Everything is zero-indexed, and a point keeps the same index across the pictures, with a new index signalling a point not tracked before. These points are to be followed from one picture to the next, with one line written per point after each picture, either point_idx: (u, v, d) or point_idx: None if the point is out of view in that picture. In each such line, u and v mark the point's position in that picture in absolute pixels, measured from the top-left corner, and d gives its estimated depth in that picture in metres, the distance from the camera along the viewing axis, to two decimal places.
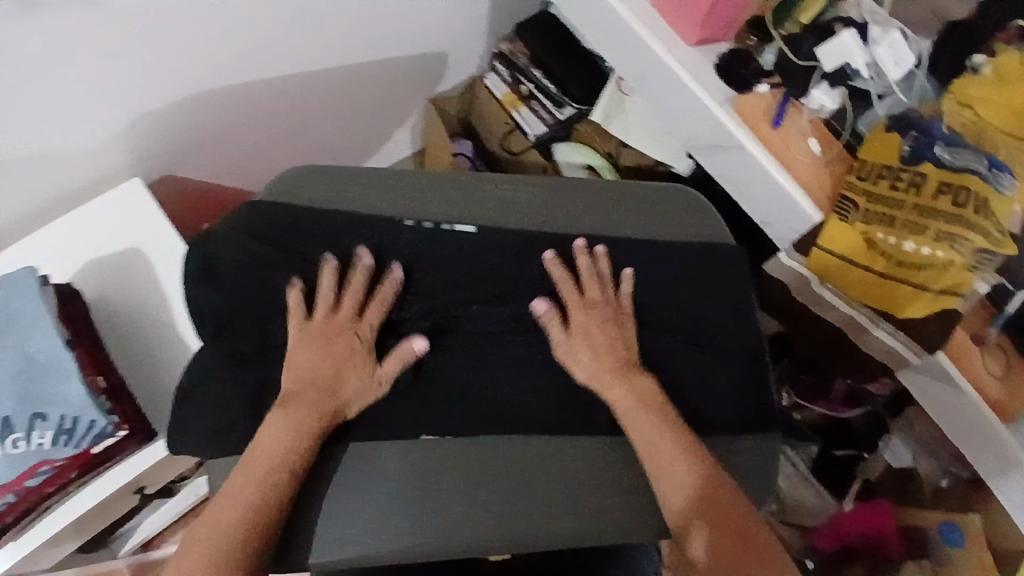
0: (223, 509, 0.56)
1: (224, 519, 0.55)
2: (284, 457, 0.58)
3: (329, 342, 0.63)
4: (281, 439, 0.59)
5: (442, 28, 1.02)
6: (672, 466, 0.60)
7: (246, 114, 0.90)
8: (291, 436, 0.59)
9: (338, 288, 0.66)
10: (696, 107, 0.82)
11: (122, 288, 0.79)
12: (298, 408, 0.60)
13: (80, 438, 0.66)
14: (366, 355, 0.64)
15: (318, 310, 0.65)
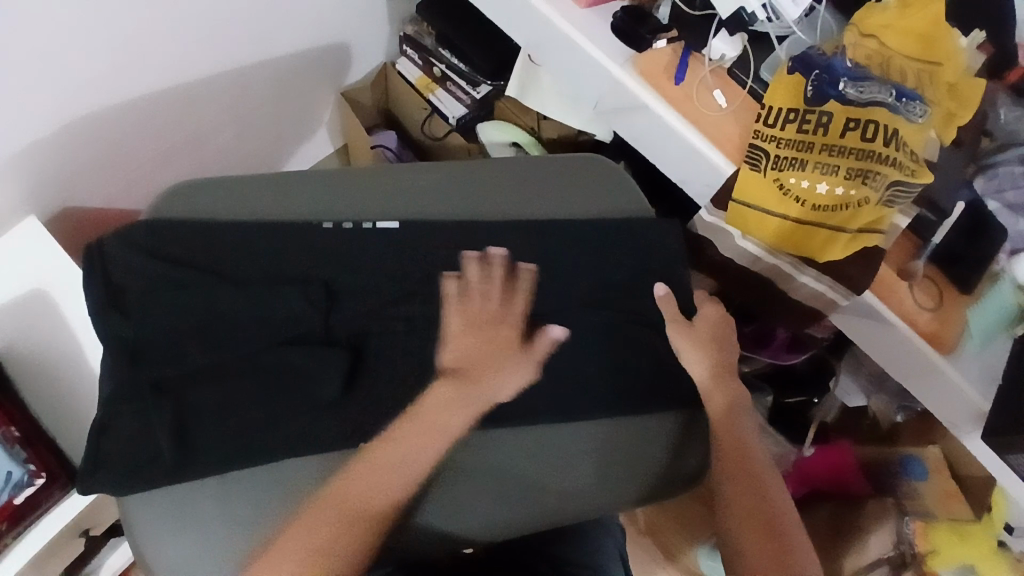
0: (372, 475, 0.58)
1: (376, 483, 0.57)
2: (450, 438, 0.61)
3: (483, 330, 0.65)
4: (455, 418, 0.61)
5: (335, 18, 0.98)
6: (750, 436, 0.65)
7: (140, 134, 0.86)
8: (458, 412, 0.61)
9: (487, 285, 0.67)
10: (596, 72, 0.79)
11: (29, 331, 0.76)
12: (464, 387, 0.62)
13: (0, 490, 0.66)
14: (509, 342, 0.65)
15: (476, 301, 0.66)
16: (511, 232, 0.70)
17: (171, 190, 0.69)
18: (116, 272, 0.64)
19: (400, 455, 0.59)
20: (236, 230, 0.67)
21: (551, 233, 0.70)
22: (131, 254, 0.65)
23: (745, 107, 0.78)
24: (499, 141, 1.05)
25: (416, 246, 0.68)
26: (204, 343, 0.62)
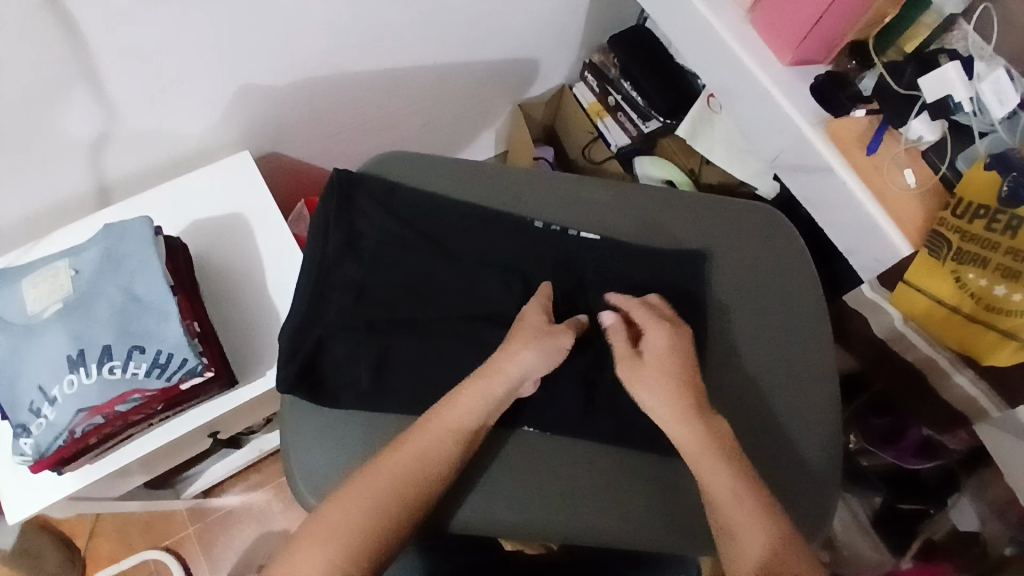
0: (421, 447, 0.61)
1: (402, 461, 0.61)
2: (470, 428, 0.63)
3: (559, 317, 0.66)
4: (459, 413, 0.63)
5: (532, 37, 1.05)
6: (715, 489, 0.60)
7: (346, 100, 0.96)
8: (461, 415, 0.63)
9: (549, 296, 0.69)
10: (786, 129, 0.81)
11: (225, 245, 0.87)
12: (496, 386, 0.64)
13: (172, 373, 0.72)
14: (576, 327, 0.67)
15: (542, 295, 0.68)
16: (670, 264, 0.74)
17: (390, 156, 0.77)
18: (334, 214, 0.72)
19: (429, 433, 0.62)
20: (438, 200, 0.74)
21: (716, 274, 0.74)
22: (344, 202, 0.72)
23: (934, 193, 0.76)
24: (652, 176, 1.08)
25: (588, 255, 0.73)
26: (386, 294, 0.70)
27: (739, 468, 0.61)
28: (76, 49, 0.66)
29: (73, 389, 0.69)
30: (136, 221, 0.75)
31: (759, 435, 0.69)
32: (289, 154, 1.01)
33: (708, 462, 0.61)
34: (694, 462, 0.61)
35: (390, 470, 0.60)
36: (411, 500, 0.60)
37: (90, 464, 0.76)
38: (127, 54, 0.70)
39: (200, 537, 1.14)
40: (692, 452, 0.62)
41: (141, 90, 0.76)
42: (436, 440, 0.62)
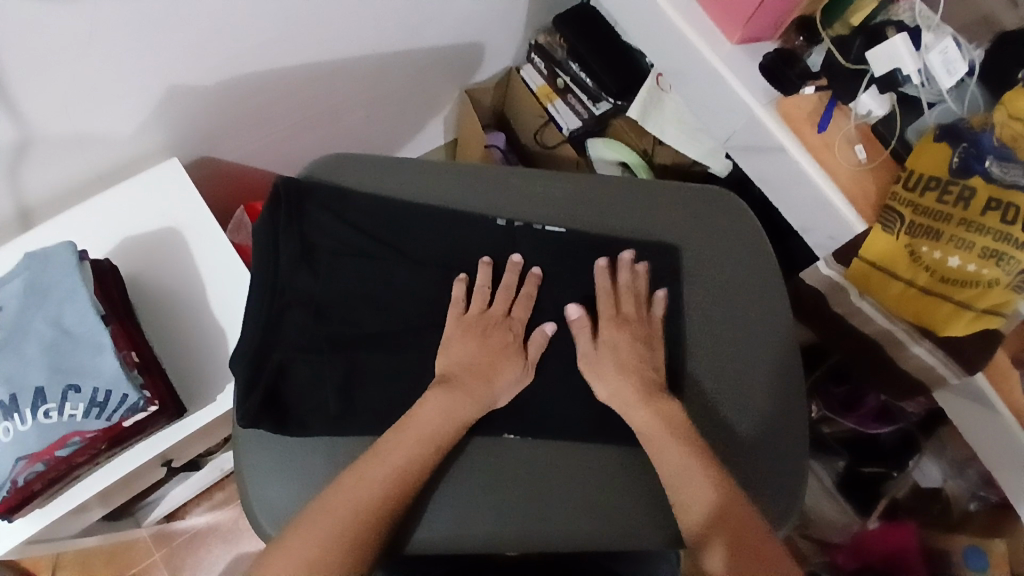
0: (384, 458, 0.60)
1: (368, 474, 0.59)
2: (435, 435, 0.61)
3: (487, 337, 0.66)
4: (427, 416, 0.62)
5: (475, 21, 1.00)
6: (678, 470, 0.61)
7: (283, 99, 0.91)
8: (436, 416, 0.62)
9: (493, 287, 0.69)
10: (739, 108, 0.79)
11: (161, 264, 0.81)
12: (457, 394, 0.63)
13: (114, 410, 0.67)
14: (519, 349, 0.67)
15: (475, 305, 0.68)
16: (631, 257, 0.72)
17: (335, 160, 0.73)
18: (284, 226, 0.67)
19: (390, 445, 0.60)
20: (388, 205, 0.70)
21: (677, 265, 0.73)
22: (286, 213, 0.68)
23: (884, 168, 0.76)
24: (605, 158, 1.06)
25: (548, 253, 0.71)
26: (337, 310, 0.66)
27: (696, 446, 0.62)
28: None
29: (8, 437, 0.64)
30: (57, 247, 0.69)
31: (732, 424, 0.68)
32: (225, 159, 0.95)
33: (661, 435, 0.63)
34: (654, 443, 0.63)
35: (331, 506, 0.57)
36: (360, 535, 0.57)
37: (38, 509, 0.71)
38: (28, 69, 0.64)
39: (169, 561, 1.11)
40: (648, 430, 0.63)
41: (54, 106, 0.70)
42: (378, 470, 0.59)
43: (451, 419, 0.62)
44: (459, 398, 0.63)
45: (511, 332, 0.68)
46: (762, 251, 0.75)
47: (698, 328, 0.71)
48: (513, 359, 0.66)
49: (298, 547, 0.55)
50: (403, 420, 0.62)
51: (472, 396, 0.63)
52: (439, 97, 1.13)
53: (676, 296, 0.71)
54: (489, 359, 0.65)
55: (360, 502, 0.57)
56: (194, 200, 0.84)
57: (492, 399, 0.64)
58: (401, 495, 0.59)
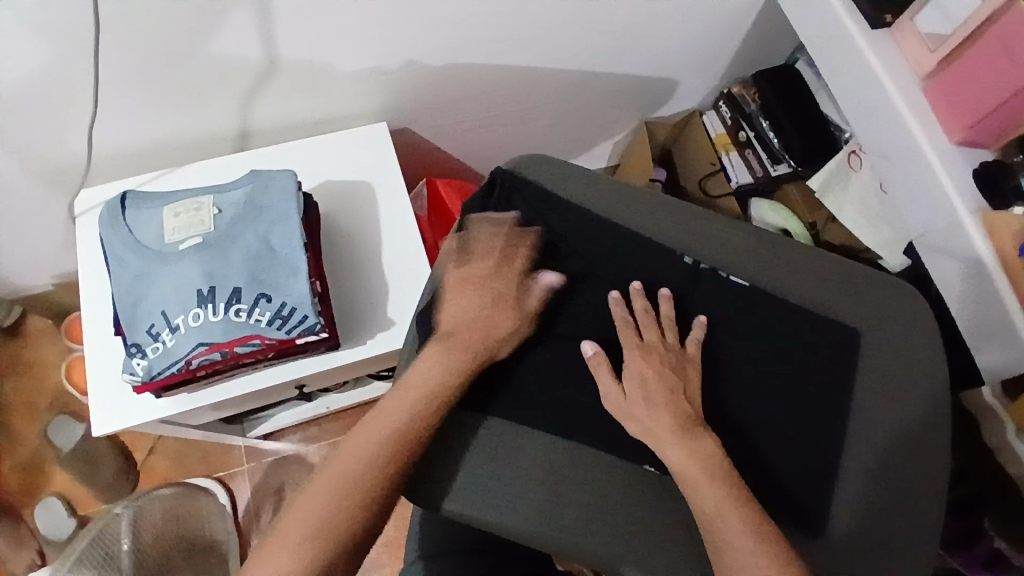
0: (386, 414, 0.64)
1: (372, 427, 0.63)
2: (428, 391, 0.65)
3: (485, 289, 0.71)
4: (426, 372, 0.66)
5: (677, 60, 1.03)
6: (732, 529, 0.59)
7: (490, 90, 0.97)
8: (435, 370, 0.66)
9: (495, 247, 0.74)
10: (943, 209, 0.78)
11: (350, 210, 0.88)
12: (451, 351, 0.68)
13: (291, 327, 0.73)
14: (512, 304, 0.71)
15: (477, 263, 0.73)
16: (795, 325, 0.72)
17: (539, 160, 0.79)
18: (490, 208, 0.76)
19: (392, 402, 0.65)
20: (583, 213, 0.76)
21: (843, 350, 0.72)
22: (495, 198, 0.77)
23: None
24: (769, 221, 1.05)
25: (715, 300, 0.73)
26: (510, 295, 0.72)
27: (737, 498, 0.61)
28: None
29: (197, 323, 0.72)
30: (282, 173, 0.78)
31: (854, 523, 0.67)
32: (422, 133, 1.02)
33: (695, 476, 0.62)
34: (696, 494, 0.61)
35: (346, 459, 0.61)
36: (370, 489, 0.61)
37: (187, 392, 0.79)
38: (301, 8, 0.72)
39: (252, 474, 1.18)
40: (680, 466, 0.62)
41: (304, 44, 0.78)
42: (396, 411, 0.64)
43: (448, 374, 0.67)
44: (455, 358, 0.67)
45: (509, 284, 0.72)
46: (927, 351, 0.72)
47: (846, 415, 0.70)
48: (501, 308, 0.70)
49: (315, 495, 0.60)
50: (407, 378, 0.67)
51: (468, 351, 0.68)
52: (617, 123, 1.16)
53: (830, 376, 0.71)
54: (477, 313, 0.70)
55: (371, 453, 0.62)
56: (392, 161, 0.90)
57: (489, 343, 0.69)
58: (401, 450, 0.63)
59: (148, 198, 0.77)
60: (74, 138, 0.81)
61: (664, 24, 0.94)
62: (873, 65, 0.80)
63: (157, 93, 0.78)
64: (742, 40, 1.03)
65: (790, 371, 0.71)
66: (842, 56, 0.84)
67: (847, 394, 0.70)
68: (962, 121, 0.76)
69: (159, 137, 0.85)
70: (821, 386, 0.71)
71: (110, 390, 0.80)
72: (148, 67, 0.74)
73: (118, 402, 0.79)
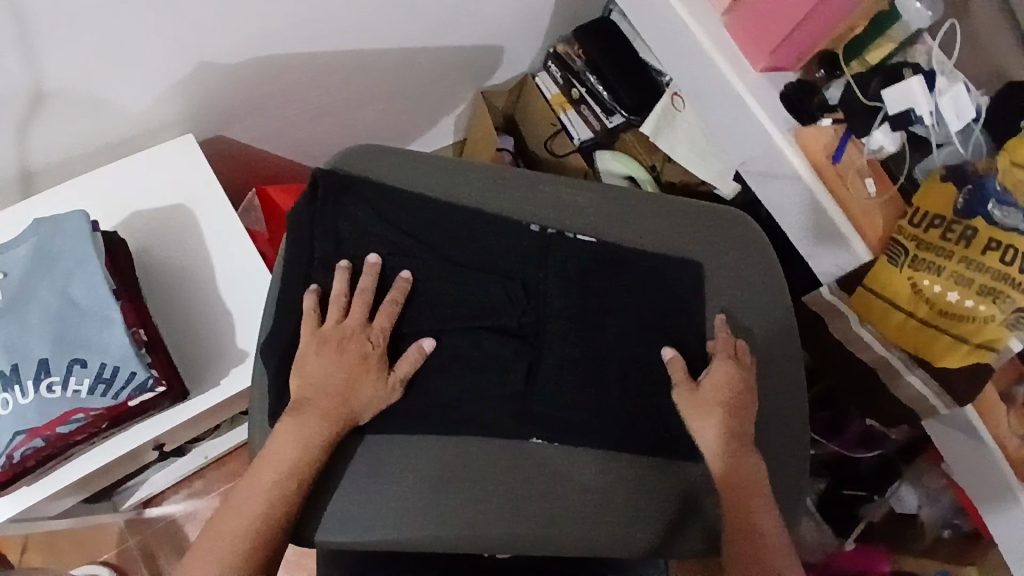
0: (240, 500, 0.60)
1: (229, 515, 0.60)
2: (287, 467, 0.61)
3: (344, 350, 0.66)
4: (283, 449, 0.61)
5: (497, 25, 1.01)
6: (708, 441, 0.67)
7: (305, 84, 0.91)
8: (292, 445, 0.61)
9: (350, 296, 0.69)
10: (758, 135, 0.82)
11: (172, 243, 0.80)
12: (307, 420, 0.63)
13: (121, 388, 0.65)
14: (376, 368, 0.66)
15: (331, 317, 0.68)
16: (646, 272, 0.74)
17: (369, 151, 0.75)
18: (319, 217, 0.71)
19: (247, 486, 0.60)
20: (420, 201, 0.73)
21: (695, 287, 0.74)
22: (324, 206, 0.71)
23: (894, 201, 0.80)
24: (613, 170, 1.07)
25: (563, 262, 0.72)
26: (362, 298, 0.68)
27: (716, 409, 0.68)
28: None
29: (7, 409, 0.62)
30: (70, 214, 0.68)
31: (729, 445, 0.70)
32: (241, 141, 0.94)
33: (691, 402, 0.68)
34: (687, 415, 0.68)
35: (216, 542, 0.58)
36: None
37: (25, 487, 0.69)
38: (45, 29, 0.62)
39: (141, 547, 1.07)
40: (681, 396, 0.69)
41: (65, 70, 0.68)
42: (253, 496, 0.60)
43: (306, 448, 0.62)
44: (313, 425, 0.62)
45: (368, 344, 0.67)
46: (763, 264, 0.76)
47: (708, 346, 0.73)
48: (360, 376, 0.65)
49: None
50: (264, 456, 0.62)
51: (328, 418, 0.63)
52: (454, 98, 1.13)
53: (686, 313, 0.73)
54: (329, 382, 0.65)
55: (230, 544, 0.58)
56: (207, 180, 0.82)
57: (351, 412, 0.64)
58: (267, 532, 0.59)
59: None
60: None
61: None
62: (674, 5, 0.82)
63: None
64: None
65: (650, 316, 0.72)
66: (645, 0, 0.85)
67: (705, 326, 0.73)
68: (763, 48, 0.79)
69: None
70: (678, 321, 0.73)
71: None
72: None
73: None
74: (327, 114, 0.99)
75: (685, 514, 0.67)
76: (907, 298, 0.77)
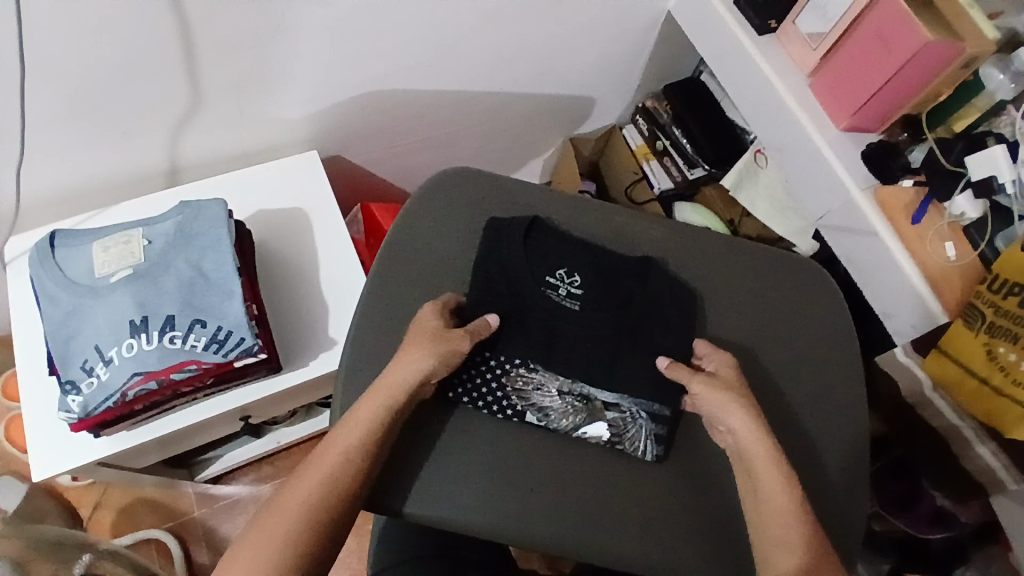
0: (332, 446, 0.63)
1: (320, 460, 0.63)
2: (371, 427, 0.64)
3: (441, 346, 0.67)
4: (363, 417, 0.64)
5: (592, 78, 1.11)
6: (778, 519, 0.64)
7: (418, 116, 1.03)
8: (373, 412, 0.64)
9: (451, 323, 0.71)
10: (835, 188, 0.85)
11: (286, 236, 0.91)
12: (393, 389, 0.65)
13: (229, 349, 0.74)
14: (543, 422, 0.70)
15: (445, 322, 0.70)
16: (711, 306, 0.77)
17: (463, 172, 0.81)
18: (411, 222, 0.78)
19: (332, 441, 0.63)
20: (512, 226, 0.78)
21: (757, 328, 0.77)
22: (420, 211, 0.79)
23: (974, 269, 0.78)
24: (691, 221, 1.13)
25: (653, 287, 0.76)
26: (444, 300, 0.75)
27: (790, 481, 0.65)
28: (173, 33, 0.72)
29: (131, 353, 0.71)
30: (211, 202, 0.79)
31: None
32: (354, 160, 1.07)
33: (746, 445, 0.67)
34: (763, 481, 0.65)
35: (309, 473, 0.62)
36: (312, 530, 0.60)
37: (126, 430, 0.78)
38: (217, 43, 0.76)
39: (204, 521, 1.14)
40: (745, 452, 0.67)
41: (231, 80, 0.82)
42: (339, 450, 0.63)
43: (383, 412, 0.65)
44: (396, 393, 0.65)
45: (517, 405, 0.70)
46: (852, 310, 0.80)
47: (768, 385, 0.74)
48: (437, 351, 0.67)
49: (252, 544, 0.58)
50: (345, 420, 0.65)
51: (395, 393, 0.65)
52: (544, 140, 1.23)
53: (751, 348, 0.76)
54: (357, 416, 0.64)
55: (313, 493, 0.61)
56: (324, 187, 0.95)
57: (724, 428, 0.69)
58: (344, 489, 0.62)
59: (73, 235, 0.77)
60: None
61: (574, 48, 1.02)
62: (760, 65, 0.88)
63: (84, 132, 0.80)
64: (648, 60, 1.12)
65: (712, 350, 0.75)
66: (730, 63, 0.93)
67: (768, 367, 0.75)
68: (846, 109, 0.84)
69: (83, 179, 0.86)
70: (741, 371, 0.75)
71: (46, 432, 0.77)
72: (75, 108, 0.76)
73: (50, 444, 0.77)
74: (432, 145, 1.11)
75: (712, 543, 0.68)
76: (983, 363, 0.74)
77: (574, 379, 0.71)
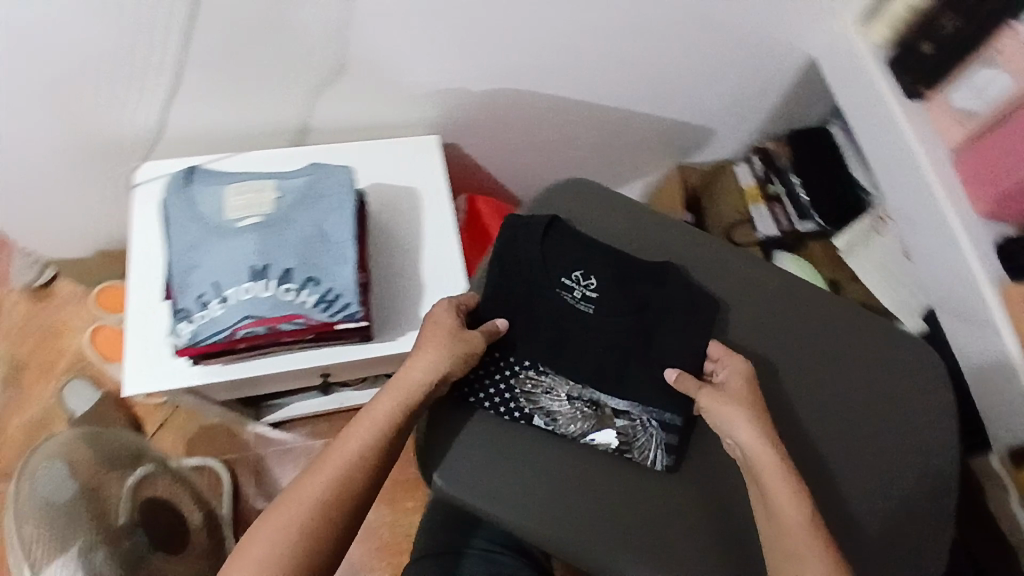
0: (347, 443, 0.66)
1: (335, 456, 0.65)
2: (386, 423, 0.67)
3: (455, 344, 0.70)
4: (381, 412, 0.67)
5: (716, 111, 1.10)
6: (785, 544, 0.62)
7: (540, 118, 1.04)
8: (390, 408, 0.67)
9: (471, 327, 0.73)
10: (961, 272, 0.82)
11: (397, 212, 0.94)
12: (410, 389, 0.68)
13: (334, 310, 0.77)
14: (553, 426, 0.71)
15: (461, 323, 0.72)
16: (809, 367, 0.76)
17: (583, 185, 0.85)
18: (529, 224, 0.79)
19: (347, 437, 0.66)
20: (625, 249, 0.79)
21: (854, 399, 0.75)
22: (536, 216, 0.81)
23: None
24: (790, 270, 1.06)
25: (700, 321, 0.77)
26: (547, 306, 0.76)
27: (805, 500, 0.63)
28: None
29: (247, 295, 0.75)
30: (340, 169, 0.83)
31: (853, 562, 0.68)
32: (468, 151, 1.09)
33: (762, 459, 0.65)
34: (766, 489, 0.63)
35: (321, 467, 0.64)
36: (322, 521, 0.62)
37: (221, 365, 0.82)
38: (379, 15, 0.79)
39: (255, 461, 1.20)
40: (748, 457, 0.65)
41: (379, 53, 0.85)
42: (352, 446, 0.65)
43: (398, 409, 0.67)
44: (411, 391, 0.68)
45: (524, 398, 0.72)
46: (909, 369, 0.76)
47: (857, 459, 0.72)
48: (450, 349, 0.69)
49: (263, 530, 0.61)
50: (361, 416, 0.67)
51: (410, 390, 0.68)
52: (651, 164, 1.22)
53: (845, 419, 0.74)
54: (373, 412, 0.67)
55: (325, 484, 0.63)
56: (439, 170, 0.97)
57: (727, 438, 0.68)
58: (357, 482, 0.64)
59: (211, 175, 0.82)
60: (148, 110, 0.86)
61: (707, 78, 1.01)
62: (904, 131, 0.85)
63: (237, 79, 0.84)
64: (777, 103, 1.10)
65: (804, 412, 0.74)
66: (871, 123, 0.90)
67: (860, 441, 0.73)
68: (986, 193, 0.79)
69: (224, 123, 0.91)
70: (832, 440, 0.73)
71: (149, 351, 0.82)
72: (237, 56, 0.80)
73: (150, 364, 0.81)
74: (544, 150, 1.12)
75: None
76: None
77: (582, 385, 0.73)
